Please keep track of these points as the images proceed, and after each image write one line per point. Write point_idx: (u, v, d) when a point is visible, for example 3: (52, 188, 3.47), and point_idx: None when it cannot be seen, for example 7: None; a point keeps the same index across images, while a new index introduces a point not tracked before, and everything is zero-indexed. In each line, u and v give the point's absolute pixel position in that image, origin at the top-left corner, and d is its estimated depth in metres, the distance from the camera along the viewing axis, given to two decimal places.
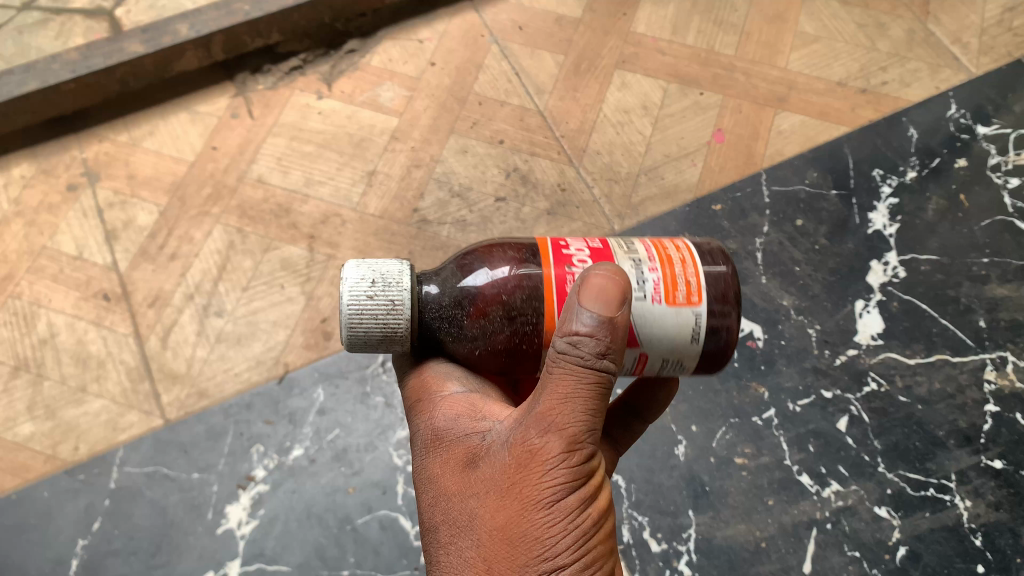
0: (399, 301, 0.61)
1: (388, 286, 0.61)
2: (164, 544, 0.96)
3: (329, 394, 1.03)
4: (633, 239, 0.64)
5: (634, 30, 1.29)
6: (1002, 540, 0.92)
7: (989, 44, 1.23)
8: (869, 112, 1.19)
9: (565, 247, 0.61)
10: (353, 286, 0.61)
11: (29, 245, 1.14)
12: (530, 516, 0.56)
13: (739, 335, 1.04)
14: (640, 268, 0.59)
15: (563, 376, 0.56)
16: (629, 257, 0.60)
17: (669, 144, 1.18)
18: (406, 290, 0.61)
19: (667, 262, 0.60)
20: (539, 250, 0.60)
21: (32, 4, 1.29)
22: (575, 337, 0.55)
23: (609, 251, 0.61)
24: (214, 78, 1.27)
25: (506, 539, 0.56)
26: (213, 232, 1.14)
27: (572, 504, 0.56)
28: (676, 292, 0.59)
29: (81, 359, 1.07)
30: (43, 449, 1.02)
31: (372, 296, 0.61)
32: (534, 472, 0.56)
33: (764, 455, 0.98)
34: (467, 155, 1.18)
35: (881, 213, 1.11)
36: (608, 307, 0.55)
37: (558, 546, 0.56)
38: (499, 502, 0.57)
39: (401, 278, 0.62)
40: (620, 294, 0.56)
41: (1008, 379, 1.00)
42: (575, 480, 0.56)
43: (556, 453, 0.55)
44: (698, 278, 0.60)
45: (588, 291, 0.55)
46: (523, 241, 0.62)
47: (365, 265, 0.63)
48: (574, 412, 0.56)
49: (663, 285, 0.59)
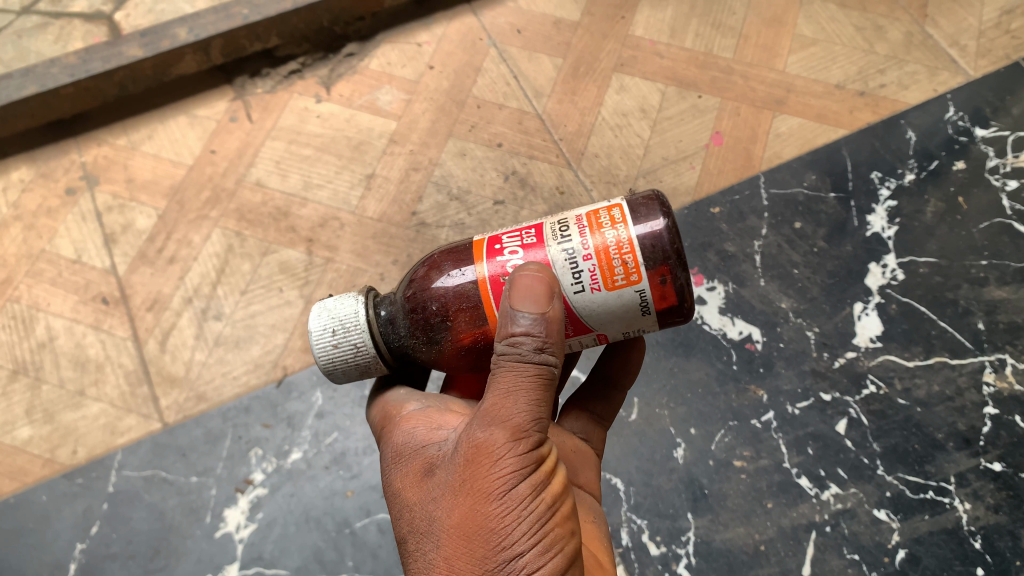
0: (361, 344, 0.68)
1: (348, 330, 0.68)
2: (162, 548, 0.96)
3: (327, 397, 1.03)
4: (569, 218, 0.62)
5: (632, 34, 1.29)
6: (1001, 543, 0.92)
7: (986, 46, 1.23)
8: (867, 115, 1.19)
9: (498, 249, 0.62)
10: (318, 334, 0.69)
11: (28, 249, 1.15)
12: (484, 509, 0.57)
13: (738, 338, 1.04)
14: (574, 258, 0.60)
15: (504, 371, 0.59)
16: (561, 248, 0.60)
17: (668, 147, 1.18)
18: (365, 332, 0.68)
19: (600, 244, 0.59)
20: (471, 253, 0.64)
21: (32, 8, 1.29)
22: (511, 336, 0.59)
23: (542, 246, 0.61)
24: (213, 83, 1.27)
25: (464, 535, 0.57)
26: (212, 236, 1.14)
27: (524, 491, 0.57)
28: (614, 276, 0.59)
29: (79, 362, 1.07)
30: (42, 453, 1.02)
31: (337, 342, 0.68)
32: (483, 465, 0.57)
33: (763, 458, 0.98)
34: (466, 158, 1.18)
35: (880, 215, 1.11)
36: (539, 302, 0.58)
37: (515, 534, 0.56)
38: (453, 500, 0.58)
39: (358, 322, 0.69)
40: (548, 287, 0.59)
41: (1008, 381, 1.00)
42: (524, 467, 0.57)
43: (502, 443, 0.57)
44: (634, 254, 0.59)
45: (515, 292, 0.58)
46: (460, 247, 0.65)
47: (325, 310, 0.70)
48: (518, 404, 0.58)
49: (599, 272, 0.59)
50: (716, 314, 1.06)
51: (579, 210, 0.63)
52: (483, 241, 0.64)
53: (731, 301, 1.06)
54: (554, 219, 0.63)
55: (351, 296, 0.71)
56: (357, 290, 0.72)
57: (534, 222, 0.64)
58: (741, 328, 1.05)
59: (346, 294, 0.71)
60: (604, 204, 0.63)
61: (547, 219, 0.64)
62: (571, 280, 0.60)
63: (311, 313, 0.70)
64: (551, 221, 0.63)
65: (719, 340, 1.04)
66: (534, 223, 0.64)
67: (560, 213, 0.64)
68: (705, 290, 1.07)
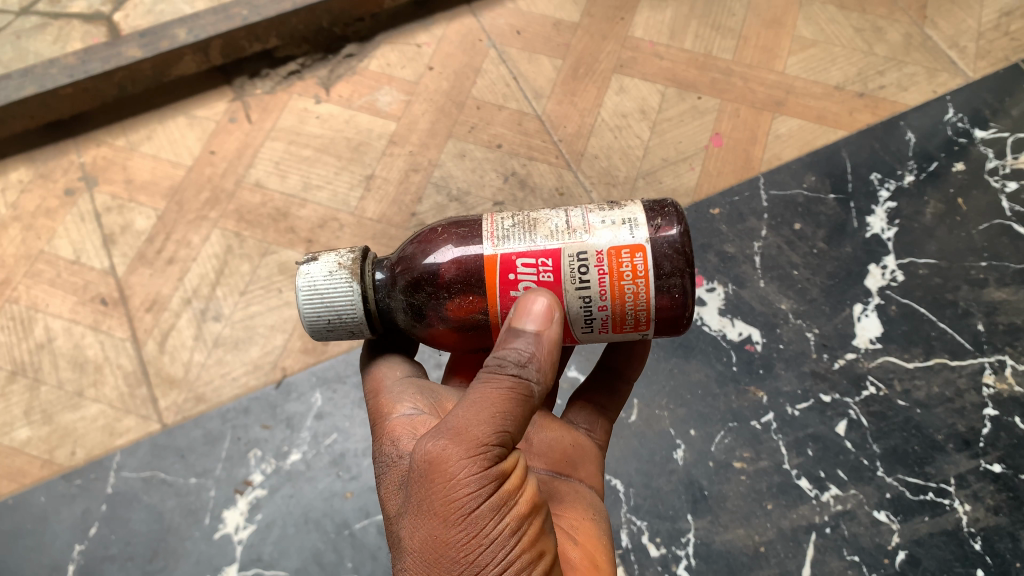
0: (357, 330, 0.68)
1: (342, 317, 0.67)
2: (161, 550, 0.96)
3: (326, 398, 1.03)
4: (589, 254, 0.61)
5: (632, 35, 1.29)
6: (1001, 544, 0.92)
7: (986, 48, 1.23)
8: (866, 116, 1.19)
9: (513, 282, 0.62)
10: (311, 316, 0.67)
11: (27, 249, 1.14)
12: (443, 534, 0.56)
13: (738, 339, 1.04)
14: (589, 307, 0.62)
15: (481, 387, 0.60)
16: (578, 295, 0.61)
17: (668, 148, 1.18)
18: (361, 320, 0.68)
19: (618, 298, 0.61)
20: (484, 282, 0.62)
21: (31, 8, 1.29)
22: (501, 349, 0.61)
23: (559, 287, 0.61)
24: (213, 83, 1.27)
25: (424, 560, 0.57)
26: (211, 236, 1.13)
27: (485, 515, 0.56)
28: (623, 326, 0.63)
29: (78, 363, 1.07)
30: (40, 454, 1.02)
31: (331, 326, 0.68)
32: (442, 487, 0.56)
33: (763, 459, 0.98)
34: (465, 159, 1.18)
35: (879, 216, 1.11)
36: (539, 322, 0.60)
37: (476, 562, 0.56)
38: (414, 521, 0.58)
39: (353, 309, 0.67)
40: (550, 312, 0.60)
41: (1007, 383, 1.00)
42: (485, 489, 0.57)
43: (463, 464, 0.56)
44: (649, 312, 0.62)
45: (519, 314, 0.60)
46: (469, 259, 0.62)
47: (315, 292, 0.67)
48: (481, 418, 0.58)
49: (611, 322, 0.62)
50: (716, 315, 1.06)
51: (600, 245, 0.61)
52: (495, 268, 0.62)
53: (731, 302, 1.06)
54: (573, 249, 0.61)
55: (343, 276, 0.67)
56: (347, 263, 0.68)
57: (551, 246, 0.62)
58: (740, 329, 1.05)
59: (336, 271, 0.67)
60: (627, 240, 0.61)
61: (565, 245, 0.62)
62: (582, 323, 0.63)
63: (299, 290, 0.67)
64: (569, 252, 0.61)
65: (719, 341, 1.04)
66: (552, 250, 0.61)
67: (579, 237, 0.62)
68: (704, 291, 1.07)
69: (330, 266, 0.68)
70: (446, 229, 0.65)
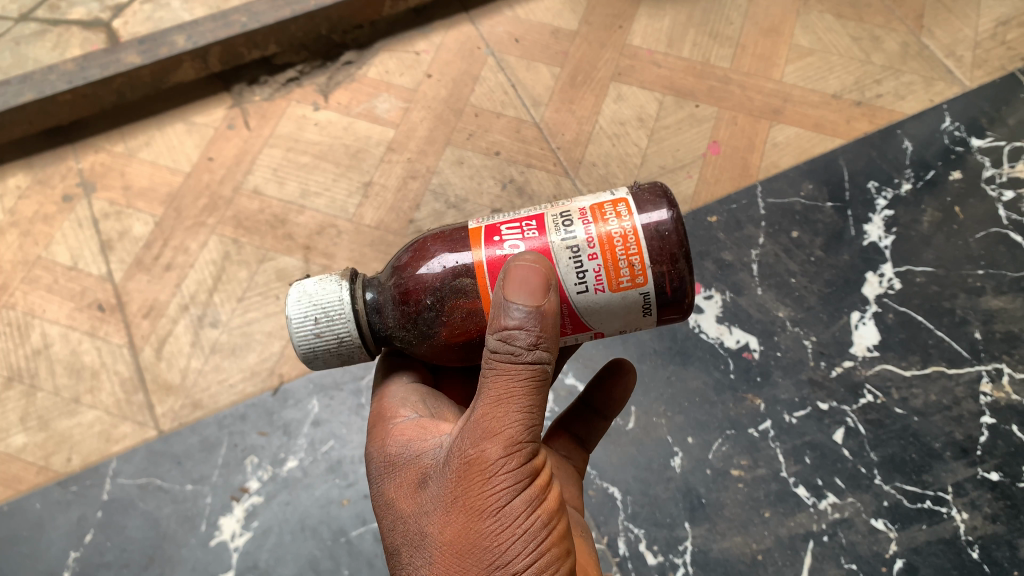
0: (347, 338, 0.67)
1: (333, 324, 0.67)
2: (157, 557, 0.96)
3: (323, 405, 1.03)
4: (573, 212, 0.62)
5: (629, 43, 1.29)
6: (999, 553, 0.92)
7: (982, 57, 1.24)
8: (863, 125, 1.20)
9: (498, 242, 0.62)
10: (300, 322, 0.67)
11: (24, 255, 1.14)
12: (477, 527, 0.57)
13: (734, 347, 1.04)
14: (580, 258, 0.60)
15: (500, 377, 0.59)
16: (566, 247, 0.61)
17: (665, 155, 1.18)
18: (349, 322, 0.67)
19: (606, 246, 0.60)
20: (469, 246, 0.62)
21: (30, 15, 1.30)
22: (505, 328, 0.59)
23: (545, 242, 0.61)
24: (211, 90, 1.27)
25: (457, 554, 0.57)
26: (209, 243, 1.13)
27: (519, 508, 0.58)
28: (619, 278, 0.60)
29: (74, 370, 1.06)
30: (36, 460, 1.01)
31: (320, 329, 0.67)
32: (477, 483, 0.57)
33: (760, 467, 0.97)
34: (463, 166, 1.18)
35: (876, 225, 1.11)
36: (533, 296, 0.58)
37: (509, 553, 0.57)
38: (447, 516, 0.58)
39: (342, 311, 0.67)
40: (532, 264, 0.59)
41: (1004, 391, 1.00)
42: (519, 482, 0.58)
43: (495, 459, 0.57)
44: (641, 257, 0.60)
45: (511, 283, 0.58)
46: (459, 248, 0.63)
47: (306, 297, 0.68)
48: (510, 413, 0.58)
49: (605, 274, 0.60)
50: (714, 322, 1.06)
51: (582, 203, 0.63)
52: (483, 264, 0.61)
53: (729, 309, 1.06)
54: (556, 210, 0.63)
55: (332, 282, 0.68)
56: (339, 273, 0.69)
57: (535, 212, 0.64)
58: (738, 337, 1.05)
59: (327, 279, 0.68)
60: (609, 197, 0.63)
61: (548, 210, 0.64)
62: (575, 280, 0.60)
63: (290, 298, 0.68)
64: (552, 213, 0.63)
65: (717, 348, 1.04)
66: (536, 215, 0.63)
67: (561, 203, 0.64)
68: (702, 299, 1.07)
69: (321, 277, 0.69)
70: (430, 237, 0.66)
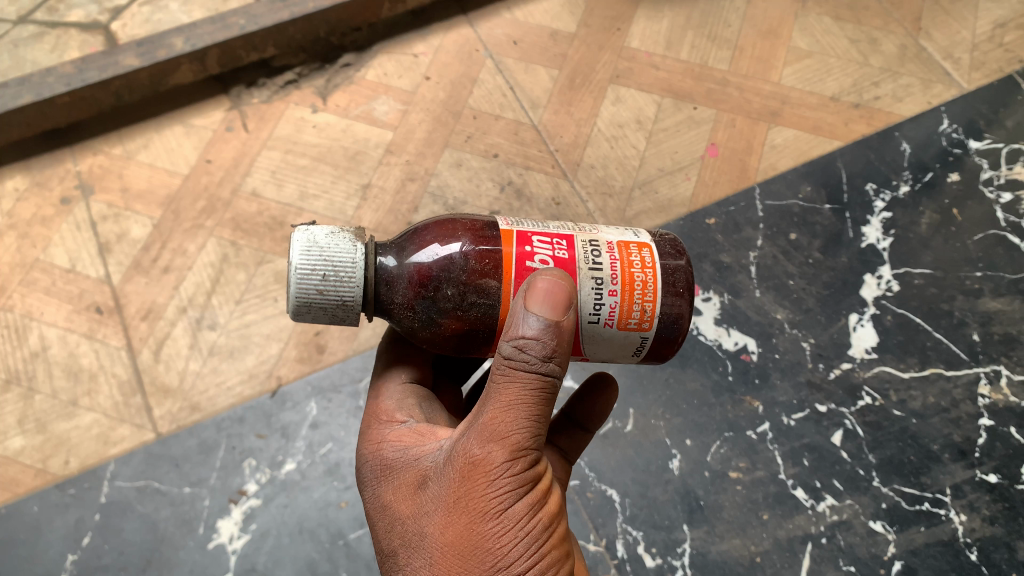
0: (351, 300, 0.63)
1: (340, 284, 0.63)
2: (154, 559, 0.96)
3: (322, 407, 1.03)
4: (601, 243, 0.64)
5: (628, 45, 1.29)
6: (997, 555, 0.92)
7: (980, 59, 1.24)
8: (862, 127, 1.20)
9: (529, 253, 0.61)
10: (305, 272, 0.62)
11: (22, 258, 1.14)
12: (479, 528, 0.57)
13: (733, 349, 1.04)
14: (600, 291, 0.62)
15: (509, 383, 0.59)
16: (591, 277, 0.62)
17: (664, 157, 1.18)
18: (359, 287, 0.63)
19: (628, 285, 0.62)
20: (501, 247, 0.61)
21: (28, 17, 1.30)
22: (521, 339, 0.58)
23: (572, 265, 0.62)
24: (210, 92, 1.27)
25: (458, 555, 0.57)
26: (207, 245, 1.13)
27: (521, 510, 0.58)
28: (629, 319, 0.62)
29: (73, 372, 1.06)
30: (34, 463, 1.01)
31: (325, 286, 0.63)
32: (480, 484, 0.57)
33: (759, 469, 0.97)
34: (462, 169, 1.18)
35: (875, 226, 1.11)
36: (554, 310, 0.58)
37: (511, 554, 0.57)
38: (448, 517, 0.58)
39: (353, 273, 0.63)
40: (563, 284, 0.59)
41: (1002, 393, 1.00)
42: (522, 485, 0.58)
43: (500, 462, 0.57)
44: (654, 305, 0.63)
45: (534, 295, 0.58)
46: (492, 244, 0.61)
47: (314, 248, 0.63)
48: (516, 418, 0.58)
49: (618, 313, 0.62)
50: (712, 325, 1.06)
51: (609, 237, 0.65)
52: (511, 267, 0.60)
53: (728, 311, 1.06)
54: (585, 237, 0.64)
55: (345, 237, 0.64)
56: (352, 229, 0.65)
57: (564, 231, 0.64)
58: (737, 339, 1.05)
59: (339, 233, 0.64)
60: (634, 239, 0.65)
61: (578, 233, 0.64)
62: (590, 309, 0.62)
63: (296, 247, 0.63)
64: (583, 238, 0.64)
65: (716, 350, 1.04)
66: (566, 235, 0.64)
67: (589, 230, 0.65)
68: (701, 301, 1.07)
69: (331, 228, 0.65)
70: (459, 223, 0.63)
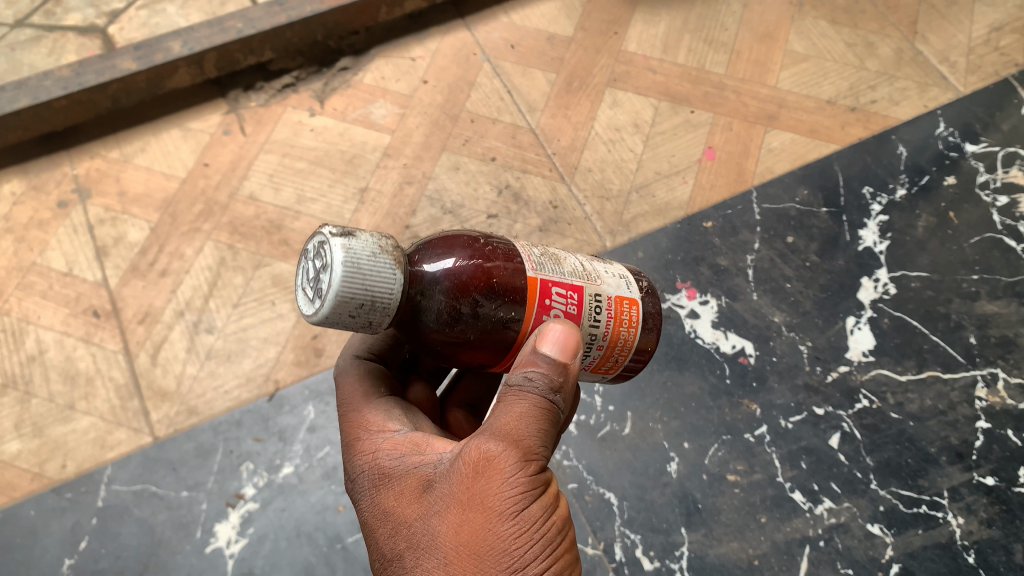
0: (378, 325, 0.60)
1: (374, 309, 0.59)
2: (152, 563, 0.95)
3: (319, 411, 1.03)
4: (603, 299, 0.64)
5: (625, 49, 1.30)
6: (995, 557, 0.92)
7: (976, 63, 1.24)
8: (858, 130, 1.20)
9: (547, 307, 0.60)
10: (345, 296, 0.57)
11: (18, 262, 1.14)
12: (493, 528, 0.57)
13: (729, 352, 1.04)
14: (590, 346, 0.64)
15: (520, 394, 0.61)
16: (589, 332, 0.64)
17: (661, 161, 1.19)
18: (391, 314, 0.59)
19: (613, 342, 0.65)
20: (525, 300, 0.59)
21: (25, 21, 1.30)
22: (534, 371, 0.60)
23: (578, 321, 0.62)
24: (206, 96, 1.27)
25: (471, 555, 0.57)
26: (204, 249, 1.13)
27: (535, 512, 0.58)
28: (603, 366, 0.67)
29: (69, 376, 1.06)
30: (30, 467, 1.01)
31: (361, 313, 0.58)
32: (494, 483, 0.58)
33: (756, 472, 0.97)
34: (459, 172, 1.18)
35: (871, 230, 1.11)
36: (565, 353, 0.60)
37: (526, 555, 0.57)
38: (461, 518, 0.58)
39: (389, 301, 0.59)
40: (577, 343, 0.61)
41: (999, 396, 1.00)
42: (534, 486, 0.59)
43: (513, 462, 0.58)
44: (626, 358, 0.68)
45: (544, 341, 0.59)
46: (518, 289, 0.59)
47: (356, 270, 0.58)
48: (528, 423, 0.60)
49: (597, 361, 0.66)
50: (709, 328, 1.06)
51: (608, 289, 0.65)
52: (531, 317, 0.60)
53: (724, 314, 1.07)
54: (592, 290, 0.64)
55: (387, 261, 0.59)
56: (391, 249, 0.60)
57: (576, 282, 0.63)
58: (735, 342, 1.05)
59: (382, 254, 0.59)
60: (627, 294, 0.66)
61: (586, 285, 0.63)
62: None
63: (337, 262, 0.57)
64: (590, 292, 0.63)
65: (713, 353, 1.04)
66: (577, 287, 0.63)
67: (595, 279, 0.65)
68: (698, 304, 1.08)
69: (373, 247, 0.59)
70: (489, 244, 0.61)
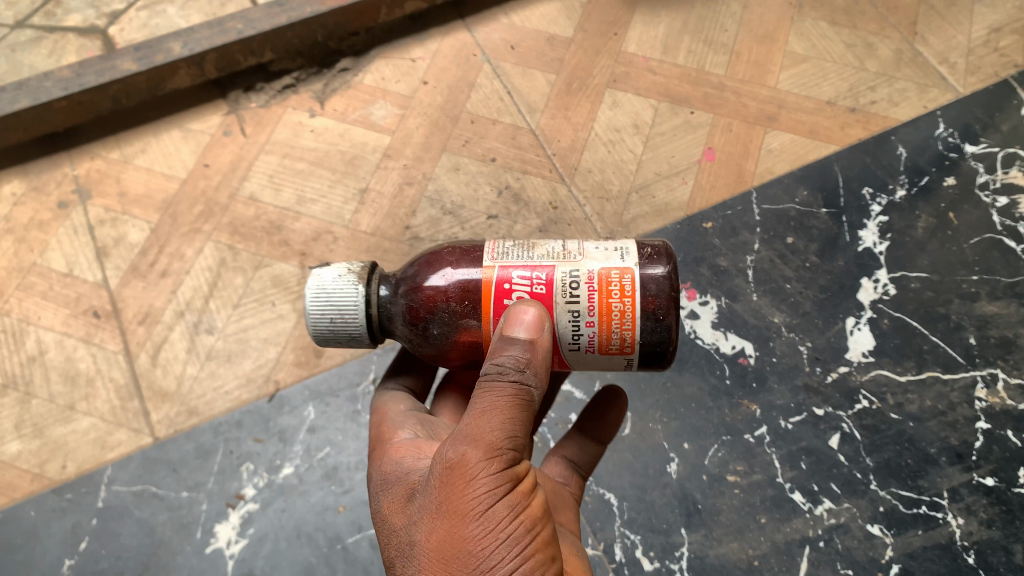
0: (357, 334, 0.69)
1: (346, 320, 0.68)
2: (151, 564, 0.95)
3: (319, 412, 1.03)
4: (582, 273, 0.63)
5: (624, 50, 1.30)
6: (995, 558, 0.92)
7: (975, 64, 1.25)
8: (858, 131, 1.20)
9: (507, 292, 0.63)
10: (316, 317, 0.68)
11: (19, 262, 1.14)
12: (460, 531, 0.57)
13: (729, 353, 1.04)
14: (577, 323, 0.62)
15: (486, 392, 0.61)
16: (568, 308, 0.62)
17: (661, 162, 1.19)
18: (362, 323, 0.68)
19: (606, 316, 0.62)
20: (480, 290, 0.63)
21: (25, 22, 1.30)
22: (498, 359, 0.61)
23: (550, 299, 0.62)
24: (206, 97, 1.27)
25: (442, 559, 0.56)
26: (204, 249, 1.14)
27: (502, 513, 0.57)
28: (609, 344, 0.63)
29: (69, 376, 1.06)
30: (31, 468, 1.01)
31: (337, 327, 0.68)
32: (459, 487, 0.57)
33: (756, 473, 0.98)
34: (459, 173, 1.18)
35: (871, 230, 1.12)
36: (526, 334, 0.60)
37: (493, 556, 0.56)
38: (431, 523, 0.58)
39: (355, 311, 0.68)
40: (539, 321, 0.61)
41: (999, 397, 1.00)
42: (500, 486, 0.58)
43: (475, 464, 0.57)
44: (634, 333, 0.62)
45: (507, 325, 0.61)
46: (472, 284, 0.64)
47: (324, 293, 0.68)
48: (493, 422, 0.59)
49: (597, 340, 0.63)
50: (709, 328, 1.06)
51: (591, 263, 0.63)
52: (490, 299, 0.63)
53: (724, 315, 1.07)
54: (567, 266, 0.63)
55: (351, 280, 0.69)
56: (357, 269, 0.70)
57: (547, 263, 0.64)
58: (735, 342, 1.05)
59: (345, 274, 0.69)
60: (618, 264, 0.63)
61: (559, 263, 0.63)
62: (569, 338, 0.63)
63: (308, 290, 0.69)
64: (563, 269, 0.63)
65: (713, 354, 1.04)
66: (547, 265, 0.63)
67: (573, 257, 0.64)
68: (698, 304, 1.08)
69: (340, 271, 0.70)
70: (452, 250, 0.67)
